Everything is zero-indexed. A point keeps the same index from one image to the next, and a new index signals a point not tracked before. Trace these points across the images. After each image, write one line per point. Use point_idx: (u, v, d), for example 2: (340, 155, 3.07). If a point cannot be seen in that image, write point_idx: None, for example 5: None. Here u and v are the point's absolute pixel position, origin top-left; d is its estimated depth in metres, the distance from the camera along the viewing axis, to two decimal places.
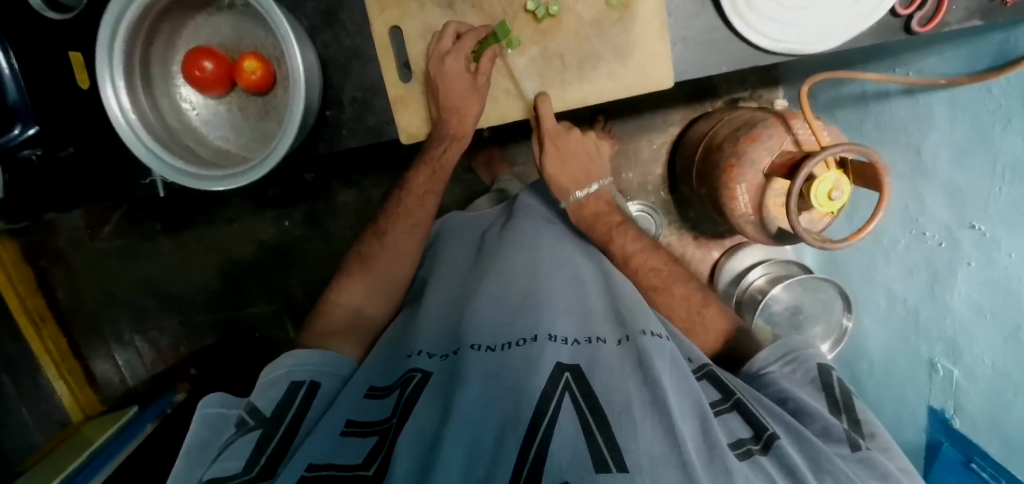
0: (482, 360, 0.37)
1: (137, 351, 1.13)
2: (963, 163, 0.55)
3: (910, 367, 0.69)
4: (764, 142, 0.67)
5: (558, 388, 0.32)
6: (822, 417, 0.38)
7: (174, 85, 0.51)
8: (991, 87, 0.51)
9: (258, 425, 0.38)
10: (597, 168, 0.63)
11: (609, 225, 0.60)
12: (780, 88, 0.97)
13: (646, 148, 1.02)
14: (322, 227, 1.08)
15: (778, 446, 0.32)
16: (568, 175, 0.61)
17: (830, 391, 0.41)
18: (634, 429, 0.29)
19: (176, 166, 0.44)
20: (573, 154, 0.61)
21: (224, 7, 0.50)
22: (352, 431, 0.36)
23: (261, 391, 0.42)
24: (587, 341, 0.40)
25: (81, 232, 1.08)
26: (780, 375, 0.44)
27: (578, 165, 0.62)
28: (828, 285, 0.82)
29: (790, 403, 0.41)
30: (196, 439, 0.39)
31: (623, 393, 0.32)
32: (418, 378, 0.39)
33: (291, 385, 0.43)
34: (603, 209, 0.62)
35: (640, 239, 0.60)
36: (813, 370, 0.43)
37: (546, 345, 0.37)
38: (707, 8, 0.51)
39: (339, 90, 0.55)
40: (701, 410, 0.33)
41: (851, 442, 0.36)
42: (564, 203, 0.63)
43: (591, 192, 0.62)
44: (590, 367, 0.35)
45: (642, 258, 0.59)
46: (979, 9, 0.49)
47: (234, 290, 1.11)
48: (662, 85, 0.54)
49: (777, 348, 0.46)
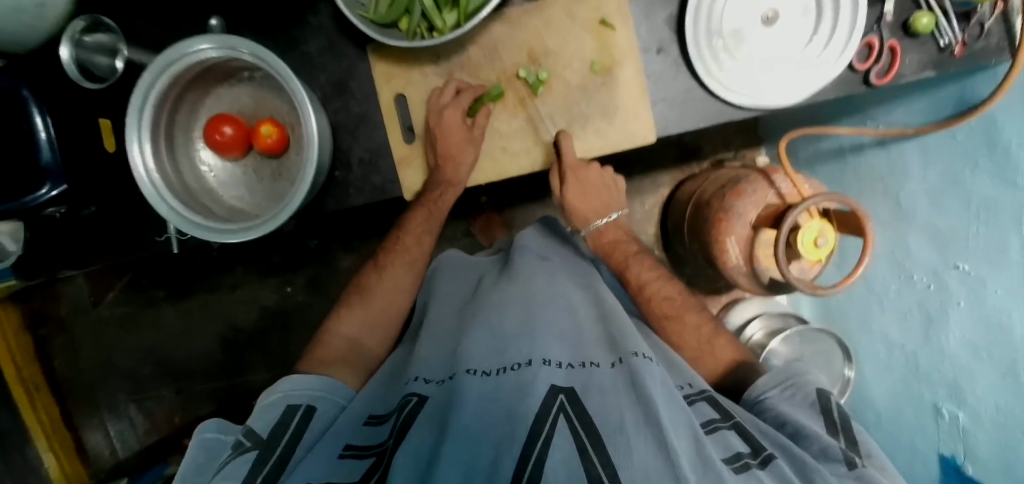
0: (478, 385, 0.37)
1: (131, 421, 1.10)
2: (939, 207, 0.58)
3: (916, 414, 0.66)
4: (749, 197, 0.70)
5: (553, 409, 0.33)
6: (818, 437, 0.38)
7: (195, 150, 0.55)
8: (955, 134, 0.55)
9: (254, 446, 0.39)
10: (616, 200, 0.66)
11: (626, 254, 0.64)
12: (762, 147, 1.03)
13: (639, 209, 1.06)
14: (326, 293, 1.06)
15: (774, 463, 0.33)
16: (586, 208, 0.64)
17: (828, 412, 0.42)
18: (629, 448, 0.29)
19: (198, 221, 0.47)
20: (592, 187, 0.63)
21: (244, 79, 0.56)
22: (349, 454, 0.38)
23: (259, 413, 0.43)
24: (581, 365, 0.40)
25: (86, 300, 1.09)
26: (778, 399, 0.44)
27: (597, 196, 0.64)
28: (826, 336, 0.81)
29: (788, 426, 0.41)
30: (193, 464, 0.40)
31: (618, 413, 0.33)
32: (413, 402, 0.40)
33: (289, 407, 0.44)
34: (621, 237, 0.67)
35: (654, 267, 0.63)
36: (812, 394, 0.44)
37: (540, 369, 0.38)
38: (682, 71, 0.57)
39: (348, 152, 0.59)
40: (693, 430, 0.33)
41: (847, 461, 0.36)
42: (584, 231, 0.67)
43: (610, 221, 0.66)
44: (584, 388, 0.36)
45: (655, 287, 0.61)
46: (929, 62, 0.55)
47: (233, 358, 1.09)
48: (645, 140, 0.58)
49: (774, 375, 0.47)
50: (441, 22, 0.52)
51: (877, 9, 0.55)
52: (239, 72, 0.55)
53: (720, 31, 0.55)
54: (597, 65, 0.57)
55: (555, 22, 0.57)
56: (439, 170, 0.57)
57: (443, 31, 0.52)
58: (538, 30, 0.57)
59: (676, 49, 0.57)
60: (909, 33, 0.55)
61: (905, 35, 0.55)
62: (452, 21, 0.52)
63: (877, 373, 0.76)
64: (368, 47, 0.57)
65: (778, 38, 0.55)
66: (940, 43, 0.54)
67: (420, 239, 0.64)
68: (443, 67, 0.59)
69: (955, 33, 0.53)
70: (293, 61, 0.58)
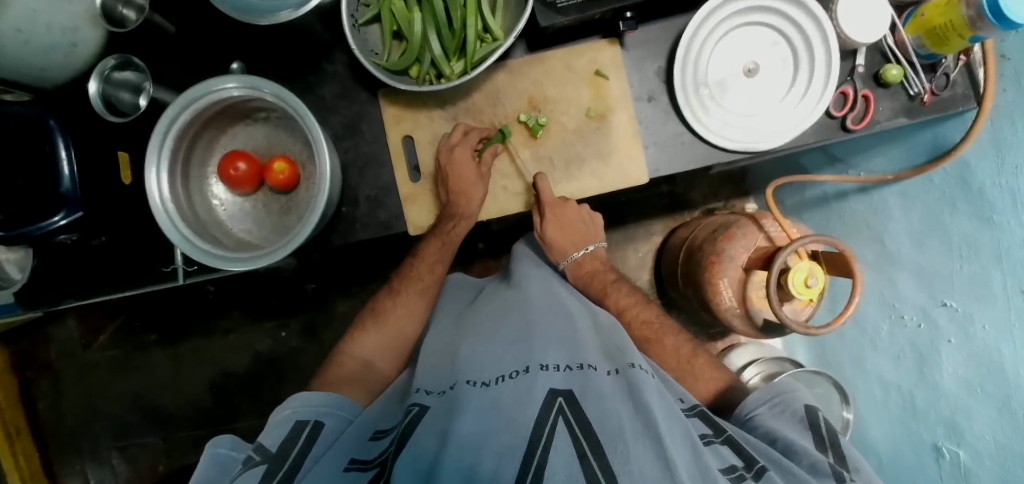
0: (478, 393, 0.37)
1: (112, 470, 1.05)
2: (922, 247, 0.59)
3: (917, 462, 0.64)
4: (740, 240, 0.72)
5: (553, 412, 0.34)
6: (808, 452, 0.38)
7: (208, 184, 0.57)
8: (932, 178, 0.58)
9: (264, 460, 0.38)
10: (594, 232, 0.67)
11: (604, 282, 0.65)
12: (750, 198, 1.06)
13: (634, 255, 1.08)
14: (319, 339, 1.05)
15: (768, 475, 0.33)
16: (566, 244, 0.65)
17: (816, 429, 0.42)
18: (628, 455, 0.30)
19: (208, 249, 0.49)
20: (572, 223, 0.64)
21: (260, 120, 0.59)
22: (354, 467, 0.37)
23: (271, 429, 0.42)
24: (578, 367, 0.41)
25: (76, 342, 1.07)
26: (767, 416, 0.44)
27: (576, 231, 0.65)
28: (823, 378, 0.79)
29: (778, 443, 0.40)
30: (204, 480, 0.39)
31: (617, 418, 0.33)
32: (416, 411, 0.39)
33: (297, 422, 0.43)
34: (599, 267, 0.67)
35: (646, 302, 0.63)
36: (800, 411, 0.43)
37: (538, 375, 0.39)
38: (672, 118, 0.61)
39: (356, 189, 0.61)
40: (691, 439, 0.33)
41: (836, 476, 0.35)
42: (563, 263, 0.67)
43: (588, 253, 0.67)
44: (581, 392, 0.37)
45: (635, 310, 0.61)
46: (901, 109, 0.59)
47: (223, 405, 1.05)
48: (639, 182, 0.61)
49: (763, 391, 0.46)
50: (449, 69, 0.56)
51: (849, 62, 0.60)
52: (256, 113, 0.58)
53: (705, 82, 0.60)
54: (594, 111, 0.61)
55: (554, 73, 0.62)
56: (452, 205, 0.59)
57: (450, 77, 0.56)
58: (539, 80, 0.62)
59: (666, 98, 0.61)
60: (881, 83, 0.59)
61: (877, 85, 0.60)
62: (459, 69, 0.56)
63: (874, 415, 0.74)
64: (379, 92, 0.61)
65: (759, 87, 0.60)
66: (910, 93, 0.58)
67: (434, 266, 0.64)
68: (449, 111, 0.63)
69: (923, 83, 0.57)
70: (309, 104, 0.62)
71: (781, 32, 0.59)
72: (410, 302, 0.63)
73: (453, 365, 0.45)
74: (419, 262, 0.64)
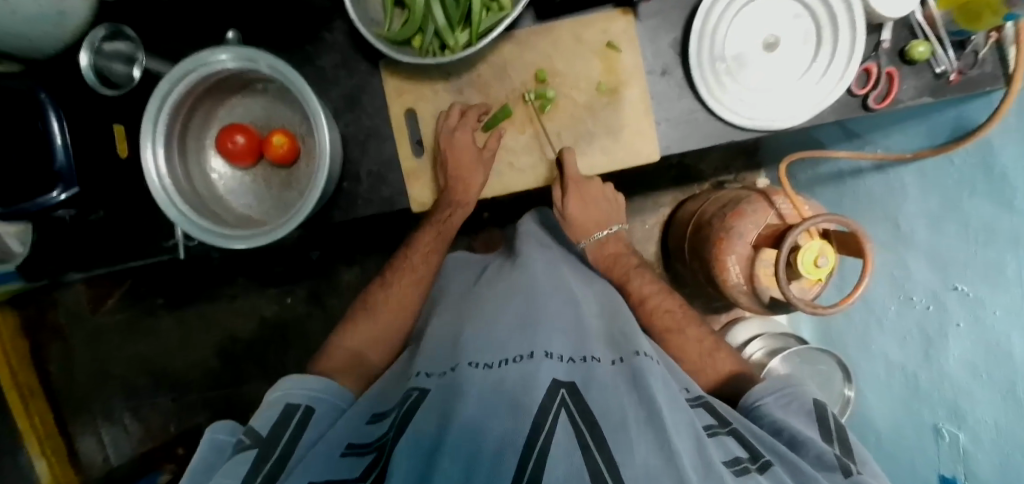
0: (481, 377, 0.38)
1: (125, 429, 1.09)
2: (938, 228, 0.58)
3: (919, 434, 0.65)
4: (750, 217, 0.71)
5: (555, 403, 0.34)
6: (816, 445, 0.39)
7: (206, 158, 0.56)
8: (952, 158, 0.56)
9: (255, 444, 0.39)
10: (617, 214, 0.66)
11: (626, 266, 0.63)
12: (762, 171, 1.04)
13: (639, 228, 1.07)
14: (324, 305, 1.07)
15: (772, 469, 0.34)
16: (586, 217, 0.63)
17: (823, 422, 0.43)
18: (631, 446, 0.30)
19: (207, 227, 0.48)
20: (593, 197, 0.63)
21: (258, 91, 0.57)
22: (350, 452, 0.38)
23: (261, 413, 0.44)
24: (582, 359, 0.42)
25: (84, 307, 1.09)
26: (774, 406, 0.44)
27: (597, 207, 0.64)
28: (828, 356, 0.81)
29: (785, 433, 0.41)
30: (203, 463, 0.41)
31: (620, 410, 0.34)
32: (416, 395, 0.40)
33: (287, 407, 0.44)
34: (622, 250, 0.66)
35: (653, 282, 0.62)
36: (808, 403, 0.44)
37: (542, 361, 0.39)
38: (686, 93, 0.58)
39: (358, 164, 0.60)
40: (696, 432, 0.34)
41: (843, 469, 0.36)
42: (585, 243, 0.66)
43: (610, 233, 0.66)
44: (584, 384, 0.37)
45: (657, 299, 0.60)
46: (926, 87, 0.56)
47: (231, 369, 1.08)
48: (650, 157, 0.59)
49: (772, 382, 0.47)
50: (453, 41, 0.53)
51: (875, 37, 0.57)
52: (252, 84, 0.56)
53: (722, 56, 0.57)
54: (604, 86, 0.59)
55: (564, 43, 0.59)
56: (450, 190, 0.58)
57: (455, 49, 0.54)
58: (547, 51, 0.59)
59: (681, 72, 0.58)
60: (907, 60, 0.56)
61: (903, 62, 0.57)
62: (464, 40, 0.54)
63: (877, 395, 0.75)
64: (381, 63, 0.59)
65: (779, 63, 0.57)
66: (936, 71, 0.56)
67: (428, 256, 0.64)
68: (454, 84, 0.60)
69: (950, 60, 0.55)
70: (308, 75, 0.59)
71: (804, 4, 0.56)
72: (409, 287, 0.63)
73: (455, 346, 0.46)
74: (418, 248, 0.64)
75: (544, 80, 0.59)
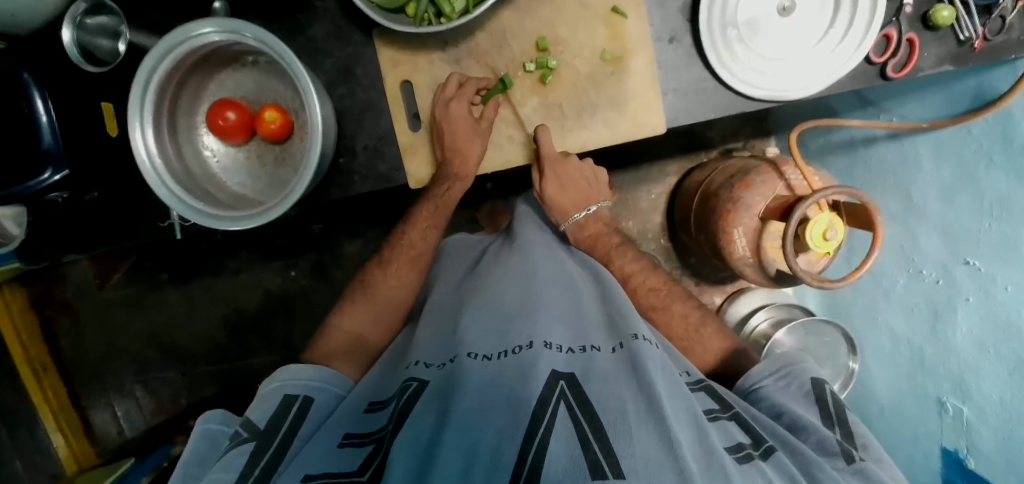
0: (481, 367, 0.39)
1: (136, 402, 1.12)
2: (952, 201, 0.56)
3: (921, 409, 0.66)
4: (758, 188, 0.69)
5: (555, 394, 0.34)
6: (817, 430, 0.39)
7: (198, 135, 0.55)
8: (971, 128, 0.54)
9: (252, 437, 0.40)
10: (596, 193, 0.65)
11: (608, 246, 0.63)
12: (772, 138, 1.01)
13: (644, 198, 1.05)
14: (328, 277, 1.07)
15: (775, 456, 0.34)
16: (566, 201, 0.63)
17: (824, 404, 0.43)
18: (629, 434, 0.30)
19: (200, 208, 0.47)
20: (573, 180, 0.62)
21: (248, 64, 0.55)
22: (349, 443, 0.39)
23: (258, 404, 0.45)
24: (582, 349, 0.42)
25: (90, 282, 1.09)
26: (773, 388, 0.44)
27: (578, 188, 0.63)
28: (832, 328, 0.80)
29: (785, 417, 0.41)
30: (195, 452, 0.43)
31: (619, 401, 0.34)
32: (413, 387, 0.41)
33: (285, 397, 0.45)
34: (602, 230, 0.65)
35: (636, 259, 0.62)
36: (807, 384, 0.45)
37: (541, 353, 0.39)
38: (695, 62, 0.56)
39: (353, 139, 0.58)
40: (696, 419, 0.34)
41: (845, 455, 0.37)
42: (564, 225, 0.65)
43: (590, 214, 0.64)
44: (584, 375, 0.38)
45: (641, 277, 0.60)
46: (948, 55, 0.53)
47: (238, 342, 1.09)
48: (655, 131, 0.57)
49: (771, 362, 0.47)
50: (448, 8, 0.50)
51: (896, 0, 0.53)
52: (242, 57, 0.54)
53: (734, 22, 0.53)
54: (608, 54, 0.56)
55: (567, 8, 0.56)
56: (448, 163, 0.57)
57: (451, 16, 0.51)
58: (549, 18, 0.56)
59: (689, 39, 0.55)
60: (930, 26, 0.53)
61: (925, 27, 0.53)
62: (460, 8, 0.50)
63: (882, 368, 0.75)
64: (374, 32, 0.56)
65: (793, 29, 0.54)
66: (960, 37, 0.52)
67: (427, 232, 0.64)
68: (451, 54, 0.58)
69: (976, 26, 0.52)
70: (298, 46, 0.57)
71: None
72: (404, 268, 0.63)
73: (454, 333, 0.46)
74: (415, 225, 0.63)
75: (545, 48, 0.56)
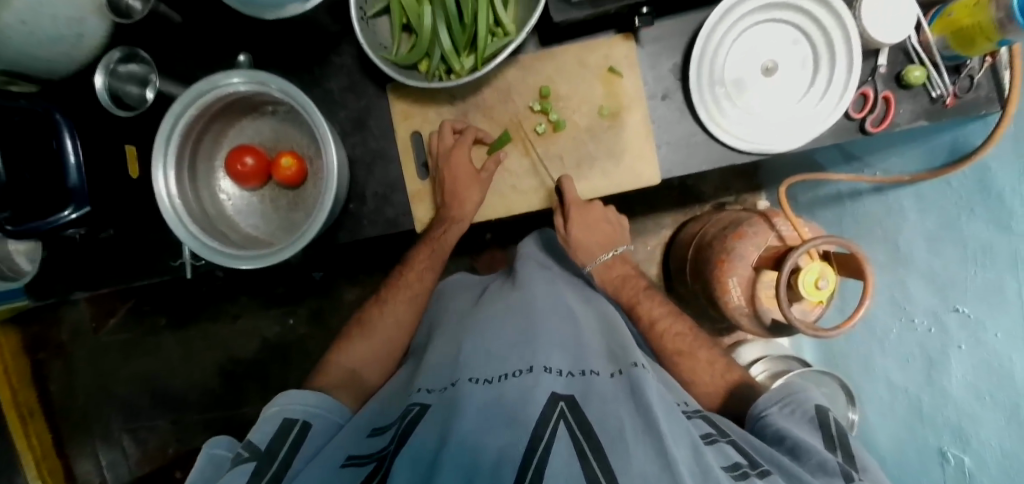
0: (479, 391, 0.38)
1: (123, 452, 1.07)
2: (937, 251, 0.58)
3: (921, 460, 0.64)
4: (751, 238, 0.71)
5: (555, 415, 0.34)
6: (818, 452, 0.38)
7: (216, 180, 0.57)
8: (950, 180, 0.57)
9: (252, 457, 0.39)
10: (620, 236, 0.66)
11: (636, 289, 0.62)
12: (762, 192, 1.05)
13: (641, 250, 1.07)
14: (326, 325, 1.06)
15: (772, 477, 0.34)
16: (591, 241, 0.63)
17: (827, 429, 0.42)
18: (628, 453, 0.30)
19: (215, 247, 0.49)
20: (596, 223, 0.63)
21: (267, 113, 0.59)
22: (351, 463, 0.38)
23: (259, 427, 0.44)
24: (581, 373, 0.42)
25: (87, 325, 1.09)
26: (779, 416, 0.44)
27: (604, 231, 0.64)
28: (830, 378, 0.79)
29: (787, 440, 0.40)
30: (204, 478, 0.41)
31: (618, 420, 0.33)
32: (416, 410, 0.40)
33: (285, 421, 0.44)
34: (629, 272, 0.65)
35: (665, 305, 0.61)
36: (810, 411, 0.44)
37: (541, 375, 0.40)
38: (686, 117, 0.59)
39: (363, 186, 0.61)
40: (694, 442, 0.33)
41: (844, 474, 0.36)
42: (591, 267, 0.65)
43: (618, 254, 0.65)
44: (583, 396, 0.37)
45: (667, 322, 0.58)
46: (922, 112, 0.57)
47: (233, 389, 1.07)
48: (650, 182, 0.60)
49: (775, 392, 0.46)
50: (459, 65, 0.54)
51: (870, 62, 0.58)
52: (263, 106, 0.58)
53: (721, 80, 0.58)
54: (606, 109, 0.60)
55: (567, 67, 0.60)
56: (451, 187, 0.58)
57: (461, 73, 0.55)
58: (550, 74, 0.60)
59: (681, 96, 0.59)
60: (902, 84, 0.57)
61: (898, 86, 0.58)
62: (469, 65, 0.55)
63: (881, 413, 0.73)
64: (388, 87, 0.60)
65: (777, 88, 0.58)
66: (932, 95, 0.56)
67: (423, 274, 0.65)
68: (458, 107, 0.62)
69: (946, 85, 0.56)
70: (316, 97, 0.61)
71: (802, 31, 0.57)
72: (400, 302, 0.64)
73: (455, 363, 0.46)
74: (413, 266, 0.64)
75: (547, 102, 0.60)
